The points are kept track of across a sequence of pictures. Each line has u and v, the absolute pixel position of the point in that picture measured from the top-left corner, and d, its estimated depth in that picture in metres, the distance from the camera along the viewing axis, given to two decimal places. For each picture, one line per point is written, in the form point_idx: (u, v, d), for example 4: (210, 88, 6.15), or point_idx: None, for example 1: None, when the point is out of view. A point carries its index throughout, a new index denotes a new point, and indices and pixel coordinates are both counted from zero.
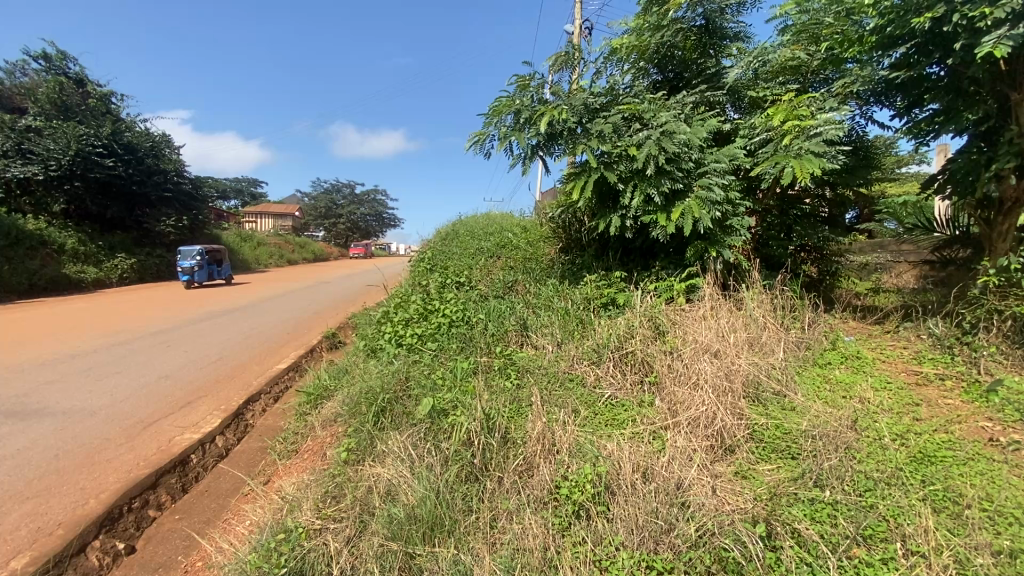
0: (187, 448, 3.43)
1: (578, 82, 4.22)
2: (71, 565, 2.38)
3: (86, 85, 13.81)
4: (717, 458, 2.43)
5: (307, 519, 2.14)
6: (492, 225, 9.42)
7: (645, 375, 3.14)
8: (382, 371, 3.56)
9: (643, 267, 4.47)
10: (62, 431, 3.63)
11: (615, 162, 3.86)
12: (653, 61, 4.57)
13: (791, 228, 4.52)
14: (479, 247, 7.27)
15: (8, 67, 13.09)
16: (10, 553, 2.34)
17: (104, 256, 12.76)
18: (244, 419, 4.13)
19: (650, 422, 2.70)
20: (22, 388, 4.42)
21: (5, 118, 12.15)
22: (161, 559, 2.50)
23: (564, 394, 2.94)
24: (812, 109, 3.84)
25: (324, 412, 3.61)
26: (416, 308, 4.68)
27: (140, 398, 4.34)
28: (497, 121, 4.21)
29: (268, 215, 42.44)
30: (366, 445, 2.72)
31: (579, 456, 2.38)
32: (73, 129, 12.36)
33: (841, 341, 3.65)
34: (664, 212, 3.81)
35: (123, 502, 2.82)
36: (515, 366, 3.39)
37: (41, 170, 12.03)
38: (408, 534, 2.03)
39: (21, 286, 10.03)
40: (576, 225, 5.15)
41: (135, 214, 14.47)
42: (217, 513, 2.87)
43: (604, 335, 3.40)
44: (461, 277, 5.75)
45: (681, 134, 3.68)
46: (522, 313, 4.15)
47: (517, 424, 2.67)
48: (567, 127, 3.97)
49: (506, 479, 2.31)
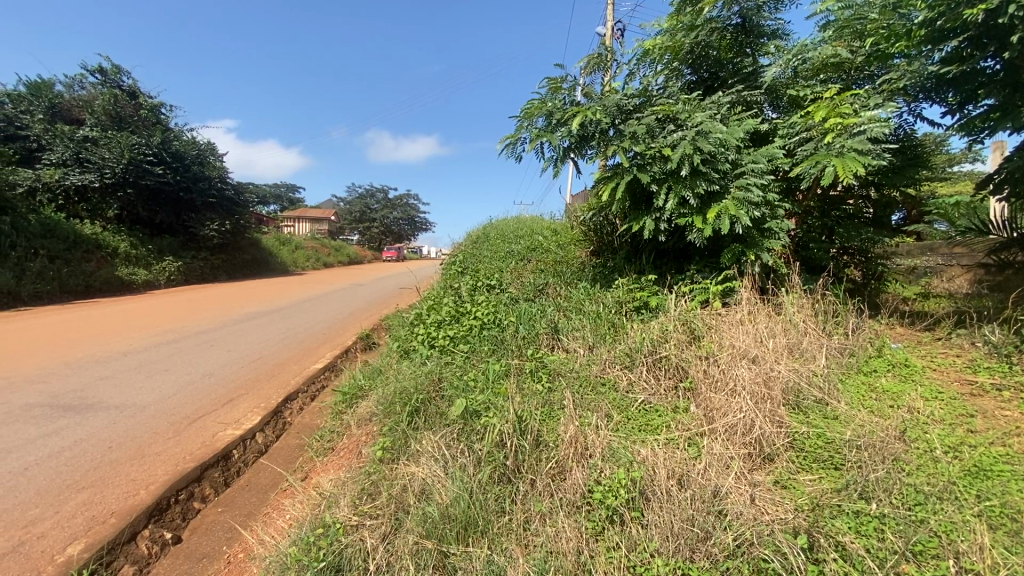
0: (230, 444, 3.56)
1: (611, 84, 4.20)
2: (122, 552, 2.50)
3: (138, 96, 14.59)
4: (756, 467, 2.37)
5: (344, 515, 2.19)
6: (523, 228, 9.45)
7: (680, 380, 3.08)
8: (416, 372, 3.62)
9: (676, 271, 4.40)
10: (116, 425, 3.84)
11: (648, 163, 3.81)
12: (687, 62, 4.50)
13: (833, 229, 4.38)
14: (510, 250, 7.30)
15: (68, 81, 13.95)
16: (67, 540, 2.48)
17: (153, 259, 13.40)
18: (282, 417, 4.26)
19: (685, 428, 2.64)
20: (78, 383, 4.70)
21: (66, 129, 12.93)
22: (205, 550, 2.61)
23: (596, 399, 2.91)
24: (855, 107, 3.70)
25: (359, 412, 3.68)
26: (449, 310, 4.75)
27: (186, 395, 4.54)
28: (529, 124, 4.23)
29: (305, 219, 43.82)
30: (401, 444, 2.77)
31: (612, 461, 2.36)
32: (126, 139, 13.10)
33: (887, 348, 3.50)
34: (700, 214, 3.75)
35: (170, 494, 2.95)
36: (546, 370, 3.38)
37: (97, 177, 12.76)
38: (442, 532, 2.05)
39: (78, 287, 10.59)
40: (607, 229, 5.12)
41: (182, 219, 15.23)
42: (258, 507, 2.99)
43: (637, 339, 3.36)
44: (492, 280, 5.78)
45: (717, 134, 3.62)
46: (553, 316, 4.14)
47: (550, 427, 2.66)
48: (600, 129, 3.96)
49: (539, 481, 2.31)
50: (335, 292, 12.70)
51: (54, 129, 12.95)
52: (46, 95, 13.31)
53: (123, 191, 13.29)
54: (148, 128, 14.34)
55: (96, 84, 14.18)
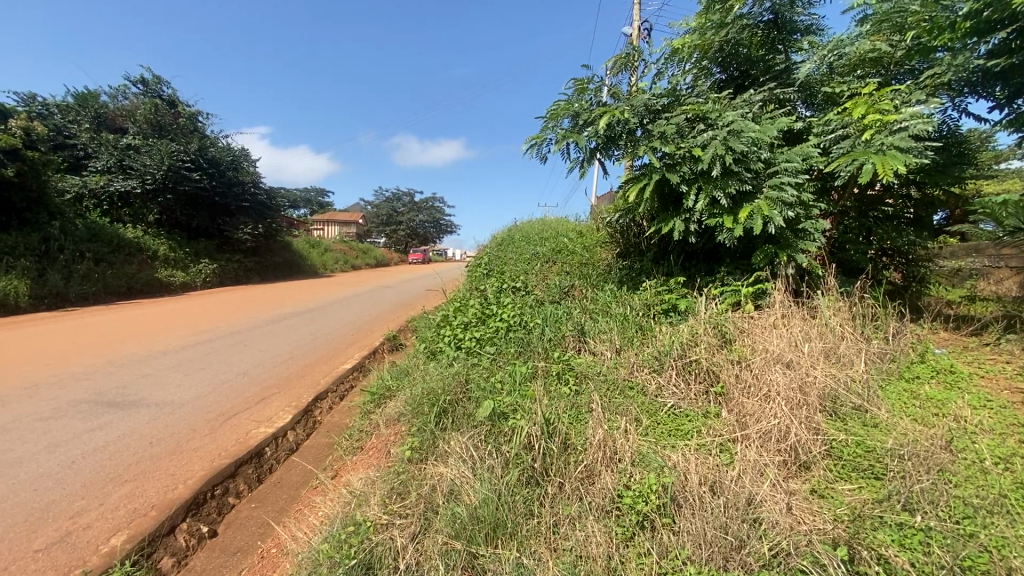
0: (263, 441, 3.66)
1: (638, 84, 4.15)
2: (162, 544, 2.59)
3: (177, 106, 15.22)
4: (791, 475, 2.30)
5: (374, 513, 2.22)
6: (549, 230, 9.45)
7: (710, 385, 3.01)
8: (442, 373, 3.64)
9: (706, 273, 4.31)
10: (155, 421, 3.98)
11: (677, 163, 3.75)
12: (716, 61, 4.42)
13: (871, 229, 4.23)
14: (535, 252, 7.29)
15: (113, 92, 14.65)
16: (111, 530, 2.58)
17: (190, 262, 13.89)
18: (312, 416, 4.36)
19: (717, 433, 2.58)
20: (121, 380, 4.91)
21: (110, 138, 13.57)
22: (239, 544, 2.69)
23: (624, 402, 2.87)
24: (895, 103, 3.57)
25: (387, 412, 3.73)
26: (475, 313, 4.78)
27: (221, 393, 4.69)
28: (555, 125, 4.23)
29: (334, 223, 44.80)
30: (429, 445, 2.80)
31: (642, 466, 2.32)
32: (165, 146, 13.68)
33: (930, 354, 3.36)
34: (731, 214, 3.67)
35: (206, 489, 3.04)
36: (573, 372, 3.35)
37: (139, 183, 13.33)
38: (471, 533, 2.05)
39: (121, 288, 11.04)
40: (633, 231, 5.08)
41: (217, 223, 15.69)
42: (289, 503, 3.07)
43: (666, 342, 3.30)
44: (517, 282, 5.78)
45: (749, 132, 3.54)
46: (579, 319, 4.11)
47: (578, 430, 2.63)
48: (627, 129, 3.93)
49: (567, 484, 2.29)
50: (370, 292, 13.35)
51: (100, 138, 13.61)
52: (91, 106, 14.02)
53: (163, 196, 13.84)
54: (186, 135, 14.91)
55: (138, 94, 14.86)
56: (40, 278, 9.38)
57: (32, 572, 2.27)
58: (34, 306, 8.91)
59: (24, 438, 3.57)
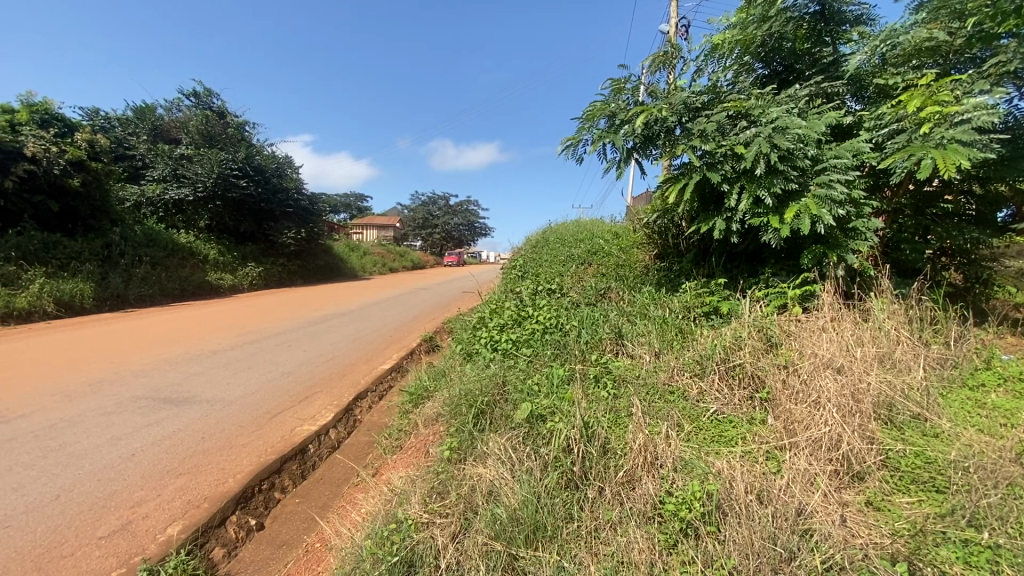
0: (307, 439, 3.78)
1: (677, 82, 4.08)
2: (214, 535, 2.71)
3: (227, 116, 16.02)
4: (844, 485, 2.21)
5: (415, 512, 2.26)
6: (583, 231, 9.41)
7: (756, 391, 2.90)
8: (479, 374, 3.67)
9: (749, 273, 4.18)
10: (207, 417, 4.18)
11: (719, 162, 3.66)
12: (758, 56, 4.29)
13: (928, 228, 4.00)
14: (570, 254, 7.25)
15: (168, 105, 15.57)
16: (167, 520, 2.72)
17: (238, 265, 14.52)
18: (353, 414, 4.47)
19: (763, 440, 2.49)
20: (176, 377, 5.18)
21: (165, 148, 14.37)
22: (285, 538, 2.79)
23: (665, 407, 2.80)
24: (955, 94, 3.36)
25: (426, 412, 3.79)
26: (510, 315, 4.80)
27: (267, 391, 4.87)
28: (591, 126, 4.20)
29: (372, 227, 46.01)
30: (468, 445, 2.82)
31: (685, 472, 2.27)
32: (215, 155, 14.39)
33: (996, 361, 3.15)
34: (776, 214, 3.54)
35: (254, 483, 3.17)
36: (611, 375, 3.30)
37: (191, 192, 13.95)
38: (511, 535, 2.06)
39: (175, 290, 11.64)
40: (672, 232, 5.01)
41: (263, 228, 16.38)
42: (332, 499, 3.16)
43: (708, 346, 3.21)
44: (553, 284, 5.75)
45: (795, 129, 3.42)
46: (617, 321, 4.05)
47: (618, 434, 2.59)
48: (666, 128, 3.87)
49: (607, 488, 2.26)
50: (416, 292, 14.22)
51: (156, 149, 14.44)
52: (149, 119, 14.95)
53: (213, 203, 14.52)
54: (234, 145, 15.65)
55: (191, 107, 15.71)
56: (103, 280, 10.00)
57: (97, 557, 2.41)
58: (97, 306, 9.50)
59: (89, 430, 3.81)
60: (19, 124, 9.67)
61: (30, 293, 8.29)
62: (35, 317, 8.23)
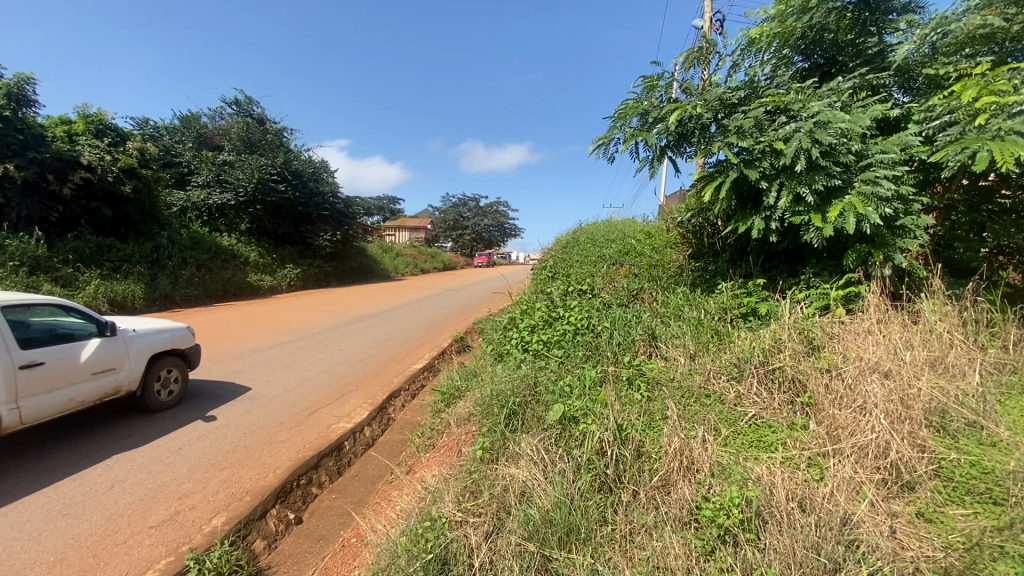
0: (342, 436, 3.88)
1: (712, 78, 3.99)
2: (255, 527, 2.80)
3: (266, 123, 16.61)
4: (892, 495, 2.11)
5: (449, 510, 2.29)
6: (615, 231, 9.31)
7: (797, 395, 2.80)
8: (510, 375, 3.69)
9: (789, 274, 4.04)
10: (249, 413, 4.34)
11: (756, 159, 3.56)
12: (798, 49, 4.16)
13: (984, 225, 3.78)
14: (602, 254, 7.17)
15: (212, 114, 16.29)
16: (212, 512, 2.84)
17: (276, 267, 15.03)
18: (387, 413, 4.56)
19: (805, 446, 2.40)
20: (220, 375, 5.40)
21: (209, 155, 15.01)
22: (322, 532, 2.87)
23: (701, 410, 2.74)
24: (1013, 83, 3.18)
25: (458, 412, 3.82)
26: (541, 316, 4.79)
27: (305, 389, 5.02)
28: (623, 124, 4.16)
29: (405, 229, 46.80)
30: (500, 445, 2.83)
31: (723, 477, 2.21)
32: (255, 161, 14.95)
33: None
34: (818, 212, 3.42)
35: (293, 478, 3.27)
36: (644, 378, 3.25)
37: (234, 197, 14.55)
38: (544, 536, 2.05)
39: (218, 291, 12.13)
40: (707, 231, 4.90)
41: (301, 230, 16.87)
42: (367, 496, 3.23)
43: (745, 349, 3.12)
44: (584, 285, 5.70)
45: (838, 123, 3.30)
46: (650, 322, 3.99)
47: (652, 438, 2.55)
48: (700, 125, 3.79)
49: (642, 492, 2.23)
50: (450, 292, 14.58)
51: (200, 156, 15.10)
52: (194, 127, 15.78)
53: (253, 207, 15.06)
54: (273, 150, 16.20)
55: (232, 115, 16.36)
56: (152, 282, 10.52)
57: (148, 545, 2.53)
58: (147, 306, 9.99)
59: (139, 425, 4.00)
60: (76, 135, 10.30)
61: (86, 294, 8.78)
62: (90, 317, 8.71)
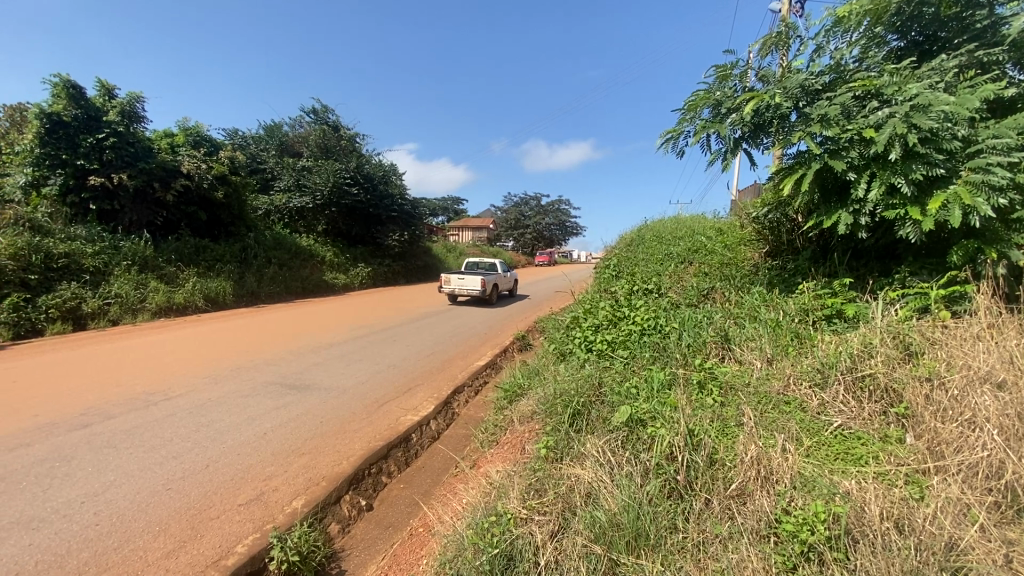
0: (410, 428, 4.03)
1: (793, 63, 3.72)
2: (330, 512, 2.97)
3: (340, 129, 17.54)
4: (1007, 521, 1.89)
5: (515, 507, 2.30)
6: (683, 228, 8.98)
7: (890, 405, 2.57)
8: (574, 375, 3.66)
9: (881, 273, 3.69)
10: (325, 403, 4.60)
11: (843, 149, 3.30)
12: (892, 27, 3.79)
13: None
14: (669, 252, 6.94)
15: (293, 123, 17.42)
16: (293, 494, 3.04)
17: (349, 265, 15.85)
18: (451, 408, 4.67)
19: (901, 462, 2.20)
20: (299, 366, 5.77)
21: (290, 161, 16.08)
22: (392, 520, 3.00)
23: (780, 418, 2.57)
24: None
25: (521, 409, 3.84)
26: (606, 315, 4.70)
27: (376, 382, 5.25)
28: (693, 116, 3.99)
29: (467, 229, 47.79)
30: (564, 445, 2.81)
31: (806, 491, 2.06)
32: (331, 166, 15.84)
33: None
34: (915, 205, 3.11)
35: (364, 467, 3.43)
36: (717, 382, 3.10)
37: (312, 200, 15.51)
38: (612, 539, 2.02)
39: (296, 288, 12.96)
40: (785, 226, 4.62)
41: (371, 231, 17.66)
42: (433, 487, 3.33)
43: (830, 354, 2.91)
44: (650, 284, 5.53)
45: (941, 105, 2.97)
46: (723, 323, 3.81)
47: (726, 444, 2.43)
48: (779, 114, 3.56)
49: (714, 501, 2.13)
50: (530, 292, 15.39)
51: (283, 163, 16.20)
52: (277, 136, 16.94)
53: (329, 210, 15.97)
54: (347, 155, 17.09)
55: (311, 123, 17.42)
56: (241, 279, 11.41)
57: (238, 521, 2.75)
58: (236, 302, 10.87)
59: (230, 410, 4.37)
60: (178, 146, 11.41)
61: (185, 290, 9.68)
62: (189, 311, 9.60)
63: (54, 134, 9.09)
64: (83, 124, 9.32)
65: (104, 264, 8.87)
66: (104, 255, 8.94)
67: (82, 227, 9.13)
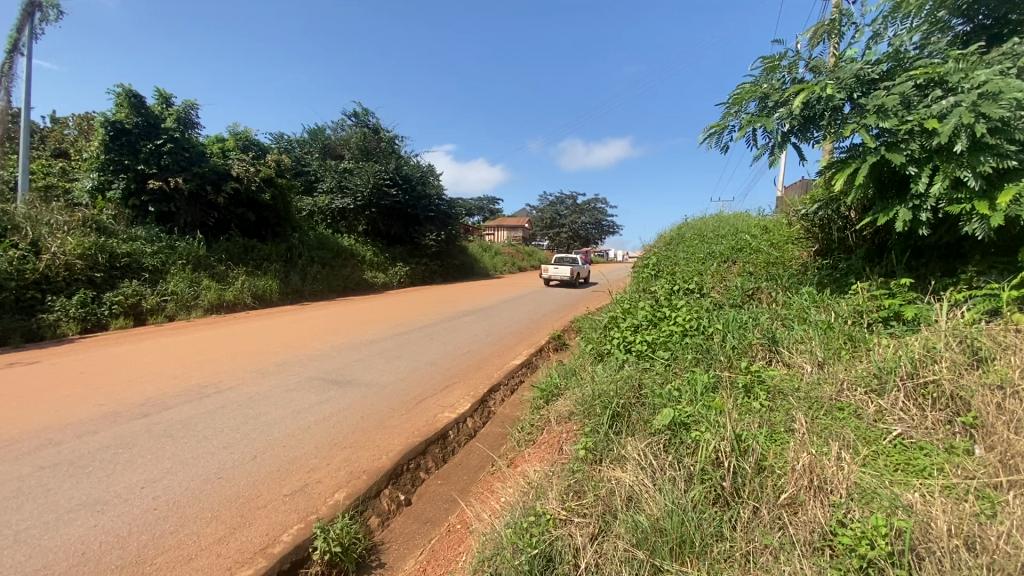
0: (447, 425, 4.07)
1: (846, 52, 3.54)
2: (371, 505, 3.03)
3: (380, 132, 17.95)
4: None
5: (554, 507, 2.29)
6: (725, 226, 8.72)
7: (957, 415, 2.40)
8: (613, 376, 3.61)
9: (944, 272, 3.47)
10: (365, 399, 4.71)
11: (902, 141, 3.11)
12: (957, 10, 3.55)
13: None
14: (710, 251, 6.75)
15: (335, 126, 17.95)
16: (335, 487, 3.12)
17: (388, 265, 16.19)
18: (488, 406, 4.70)
19: (970, 475, 2.05)
20: (341, 362, 5.93)
21: (333, 164, 16.57)
22: (430, 515, 3.05)
23: (833, 425, 2.44)
24: None
25: (558, 409, 3.82)
26: (645, 315, 4.61)
27: (414, 379, 5.34)
28: (738, 110, 3.86)
29: (503, 229, 48.00)
30: (603, 446, 2.77)
31: (863, 503, 1.95)
32: (371, 168, 16.23)
33: None
34: (984, 199, 2.89)
35: (403, 462, 3.49)
36: (764, 386, 2.98)
37: (353, 201, 15.95)
38: (654, 545, 1.98)
39: (338, 286, 13.34)
40: (836, 224, 4.42)
41: (410, 231, 17.95)
42: (471, 484, 3.36)
43: (889, 359, 2.75)
44: (692, 283, 5.38)
45: (1014, 92, 2.75)
46: (770, 325, 3.67)
47: (776, 451, 2.33)
48: (831, 106, 3.39)
49: (763, 509, 2.05)
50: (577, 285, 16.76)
51: (326, 166, 16.73)
52: (320, 139, 17.51)
53: (369, 211, 16.36)
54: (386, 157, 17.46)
55: (352, 126, 17.91)
56: (286, 278, 11.85)
57: (284, 511, 2.84)
58: (282, 299, 11.29)
59: (276, 404, 4.53)
60: (229, 151, 11.96)
61: (235, 288, 10.10)
62: (238, 308, 10.03)
63: (116, 142, 9.67)
64: (144, 131, 9.94)
65: (162, 262, 9.39)
66: (161, 255, 9.45)
67: (142, 228, 9.69)
